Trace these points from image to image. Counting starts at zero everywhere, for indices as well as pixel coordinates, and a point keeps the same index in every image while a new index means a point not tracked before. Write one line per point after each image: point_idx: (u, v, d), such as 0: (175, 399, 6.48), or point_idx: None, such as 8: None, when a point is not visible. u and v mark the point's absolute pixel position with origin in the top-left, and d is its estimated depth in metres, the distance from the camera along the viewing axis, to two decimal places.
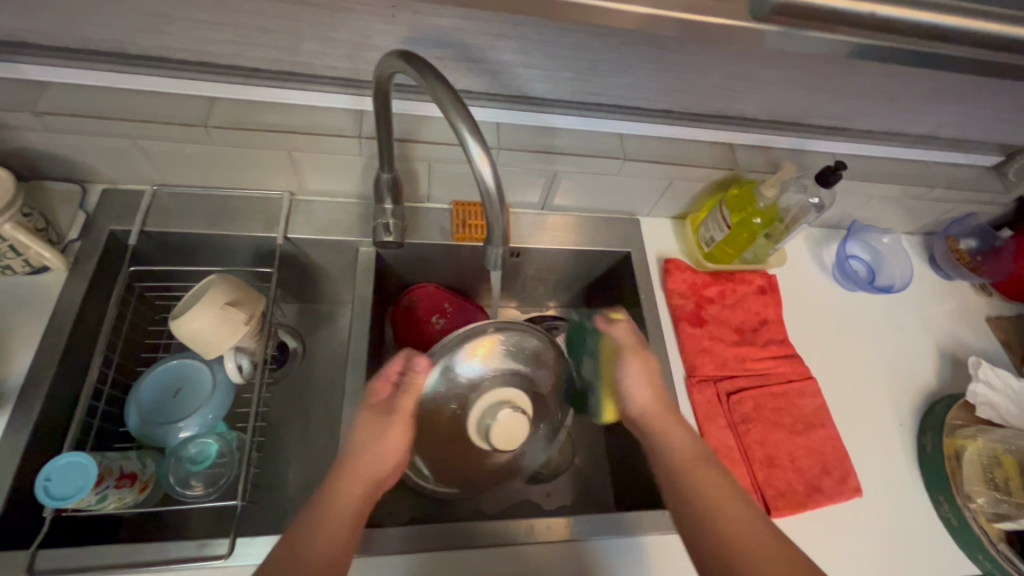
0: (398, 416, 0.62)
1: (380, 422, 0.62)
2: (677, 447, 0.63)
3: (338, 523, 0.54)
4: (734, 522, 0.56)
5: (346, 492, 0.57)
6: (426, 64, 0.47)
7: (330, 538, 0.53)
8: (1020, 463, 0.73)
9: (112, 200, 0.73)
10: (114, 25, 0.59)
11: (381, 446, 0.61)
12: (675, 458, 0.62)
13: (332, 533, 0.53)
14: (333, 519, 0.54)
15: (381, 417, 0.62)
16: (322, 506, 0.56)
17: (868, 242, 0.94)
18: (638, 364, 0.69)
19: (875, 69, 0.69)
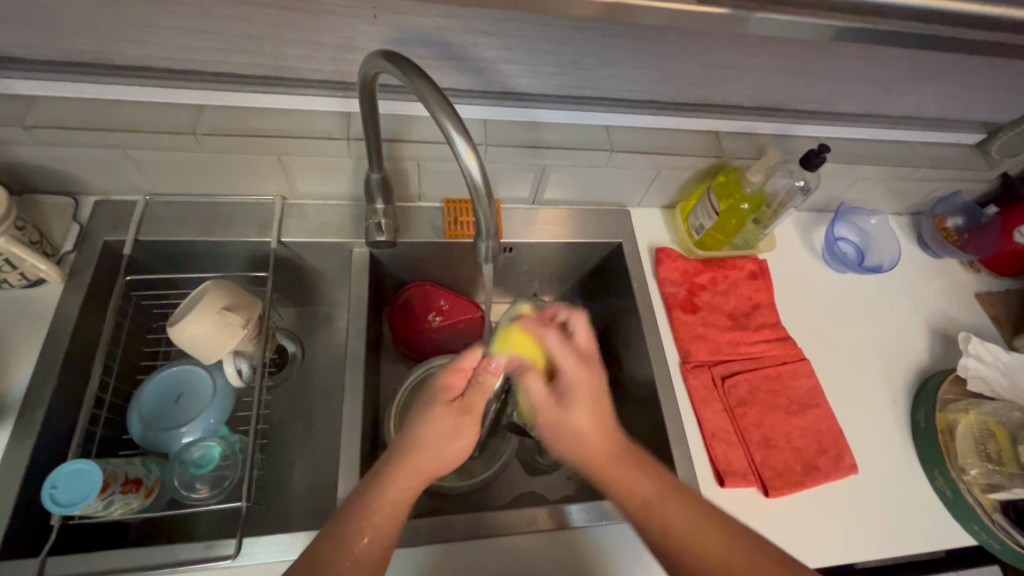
0: (471, 415, 0.61)
1: (451, 423, 0.60)
2: (631, 490, 0.59)
3: (384, 539, 0.54)
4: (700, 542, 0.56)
5: (390, 491, 0.56)
6: (409, 63, 0.47)
7: (367, 555, 0.53)
8: (1012, 434, 0.74)
9: (106, 211, 0.73)
10: (100, 37, 0.59)
11: (447, 445, 0.60)
12: (637, 501, 0.59)
13: (374, 547, 0.53)
14: (387, 516, 0.55)
15: (453, 416, 0.61)
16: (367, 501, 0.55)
17: (856, 223, 0.95)
18: (585, 410, 0.62)
19: (853, 52, 0.70)
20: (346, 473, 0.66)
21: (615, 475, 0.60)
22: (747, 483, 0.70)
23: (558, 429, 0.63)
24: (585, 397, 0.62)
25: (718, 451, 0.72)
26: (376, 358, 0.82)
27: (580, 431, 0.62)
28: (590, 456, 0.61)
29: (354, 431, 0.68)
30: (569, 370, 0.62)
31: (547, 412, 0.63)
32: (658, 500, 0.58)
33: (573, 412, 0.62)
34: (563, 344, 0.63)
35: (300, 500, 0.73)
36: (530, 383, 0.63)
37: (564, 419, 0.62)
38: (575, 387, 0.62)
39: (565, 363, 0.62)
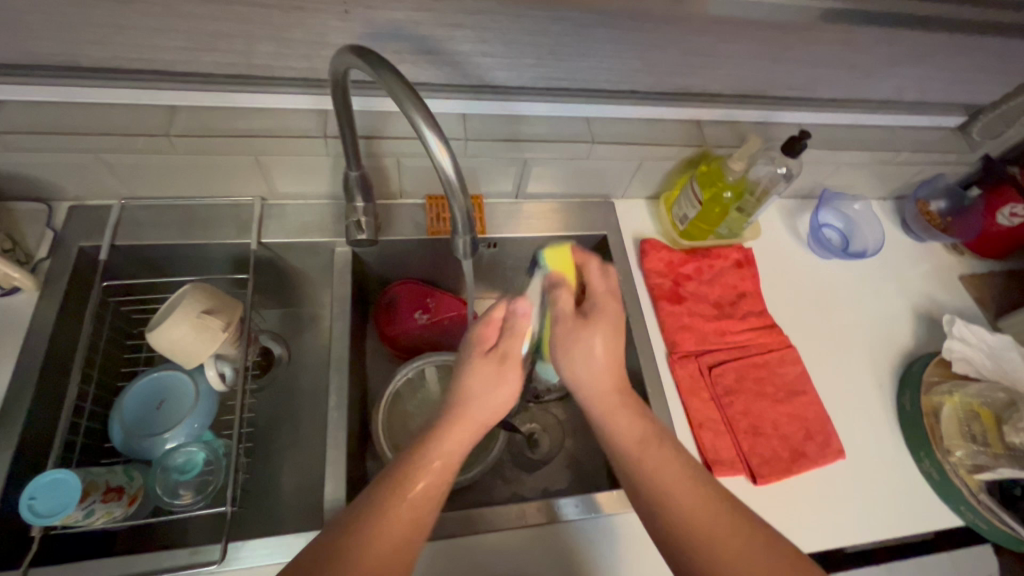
0: (513, 360, 0.59)
1: (493, 370, 0.59)
2: (629, 427, 0.58)
3: (437, 492, 0.53)
4: (708, 529, 0.53)
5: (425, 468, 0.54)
6: (379, 58, 0.46)
7: (418, 514, 0.52)
8: (996, 414, 0.75)
9: (80, 217, 0.72)
10: (66, 38, 0.58)
11: (489, 396, 0.58)
12: (630, 439, 0.58)
13: (425, 499, 0.52)
14: (439, 471, 0.54)
15: (498, 366, 0.59)
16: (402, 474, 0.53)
17: (839, 209, 0.95)
18: (603, 336, 0.59)
19: (832, 37, 0.70)
20: (333, 474, 0.65)
21: (615, 406, 0.59)
22: (734, 472, 0.71)
23: (575, 347, 0.59)
24: (608, 323, 0.59)
25: (706, 440, 0.72)
26: (362, 357, 0.81)
27: (596, 363, 0.59)
28: (597, 394, 0.59)
29: (340, 432, 0.68)
30: (597, 293, 0.61)
31: (569, 324, 0.59)
32: (665, 466, 0.56)
33: (592, 342, 0.59)
34: (603, 276, 0.62)
35: (289, 503, 0.73)
36: (560, 297, 0.60)
37: (583, 339, 0.59)
38: (603, 310, 0.60)
39: (597, 284, 0.61)
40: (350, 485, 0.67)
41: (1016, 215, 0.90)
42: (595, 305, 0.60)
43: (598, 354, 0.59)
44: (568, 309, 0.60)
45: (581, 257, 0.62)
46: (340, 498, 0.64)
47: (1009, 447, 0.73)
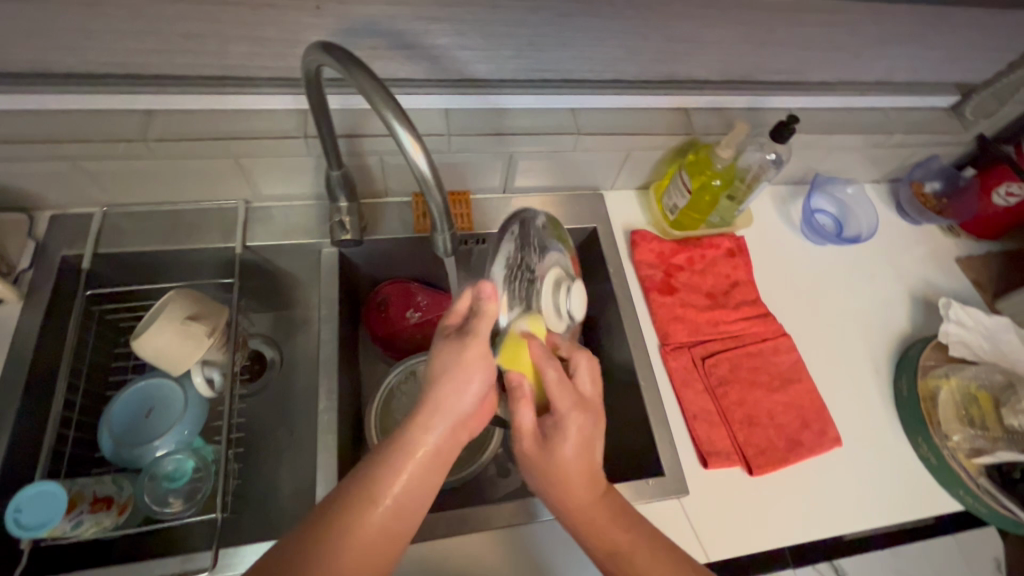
0: (478, 341, 0.52)
1: (457, 348, 0.53)
2: (611, 536, 0.56)
3: (422, 485, 0.51)
4: None
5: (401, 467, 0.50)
6: (349, 55, 0.45)
7: (398, 511, 0.50)
8: (994, 397, 0.75)
9: (62, 226, 0.71)
10: (34, 43, 0.57)
11: (463, 383, 0.53)
12: (604, 543, 0.56)
13: (399, 505, 0.50)
14: (421, 463, 0.51)
15: (459, 339, 0.53)
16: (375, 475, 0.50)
17: (833, 193, 0.94)
18: (574, 453, 0.56)
19: (816, 17, 0.69)
20: (324, 477, 0.65)
21: (591, 509, 0.57)
22: (730, 463, 0.70)
23: (541, 469, 0.56)
24: (576, 436, 0.56)
25: (700, 432, 0.72)
26: (353, 358, 0.81)
27: (565, 469, 0.56)
28: (570, 502, 0.56)
29: (330, 434, 0.67)
30: (562, 409, 0.56)
31: (532, 444, 0.56)
32: (650, 560, 0.55)
33: (560, 453, 0.56)
34: (579, 384, 0.59)
35: (281, 507, 0.72)
36: (522, 411, 0.55)
37: (548, 454, 0.56)
38: (566, 422, 0.56)
39: (560, 399, 0.56)
40: (342, 488, 0.67)
41: (1013, 194, 0.89)
42: (557, 419, 0.56)
43: (570, 470, 0.56)
44: (528, 421, 0.56)
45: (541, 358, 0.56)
46: None
47: (1007, 429, 0.72)
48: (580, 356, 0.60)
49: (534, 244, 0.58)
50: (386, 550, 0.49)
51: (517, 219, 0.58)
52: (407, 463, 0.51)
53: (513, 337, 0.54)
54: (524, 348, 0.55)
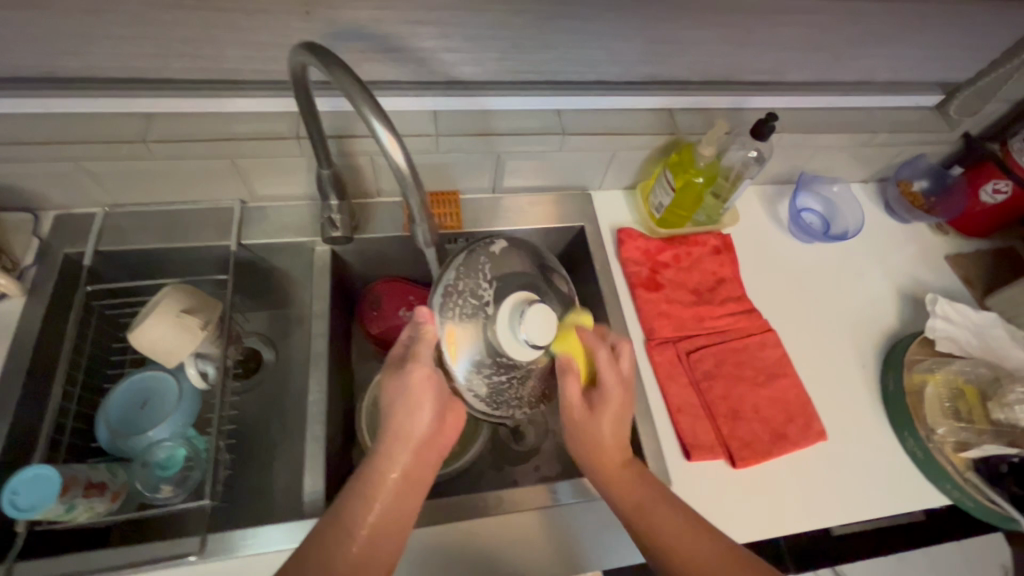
0: (418, 364, 0.58)
1: (400, 377, 0.58)
2: (630, 492, 0.60)
3: (396, 508, 0.55)
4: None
5: (373, 492, 0.55)
6: (331, 55, 0.48)
7: (377, 535, 0.53)
8: (980, 391, 0.76)
9: (66, 225, 0.74)
10: (39, 49, 0.60)
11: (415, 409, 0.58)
12: (630, 505, 0.59)
13: (378, 528, 0.54)
14: (391, 486, 0.56)
15: (400, 370, 0.59)
16: (347, 505, 0.54)
17: (819, 192, 0.96)
18: (612, 417, 0.62)
19: (792, 18, 0.70)
20: (311, 467, 0.66)
21: (620, 473, 0.61)
22: (713, 456, 0.70)
23: (581, 431, 0.62)
24: (614, 406, 0.62)
25: (684, 425, 0.72)
26: (345, 354, 0.82)
27: (598, 436, 0.62)
28: (602, 459, 0.62)
29: (319, 425, 0.69)
30: (608, 386, 0.62)
31: (578, 414, 0.62)
32: (664, 517, 0.57)
33: (600, 415, 0.62)
34: (617, 363, 0.63)
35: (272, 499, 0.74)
36: (569, 384, 0.62)
37: (591, 418, 0.62)
38: (609, 399, 0.62)
39: (606, 374, 0.62)
40: (330, 479, 0.68)
41: (1000, 191, 0.89)
42: (599, 396, 0.62)
43: (604, 430, 0.62)
44: (574, 395, 0.62)
45: (592, 344, 0.63)
46: (319, 492, 0.65)
47: (993, 423, 0.73)
48: (625, 345, 0.65)
49: (482, 271, 0.59)
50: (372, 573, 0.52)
51: (469, 248, 0.60)
52: (375, 487, 0.55)
53: (564, 326, 0.63)
54: (574, 336, 0.63)
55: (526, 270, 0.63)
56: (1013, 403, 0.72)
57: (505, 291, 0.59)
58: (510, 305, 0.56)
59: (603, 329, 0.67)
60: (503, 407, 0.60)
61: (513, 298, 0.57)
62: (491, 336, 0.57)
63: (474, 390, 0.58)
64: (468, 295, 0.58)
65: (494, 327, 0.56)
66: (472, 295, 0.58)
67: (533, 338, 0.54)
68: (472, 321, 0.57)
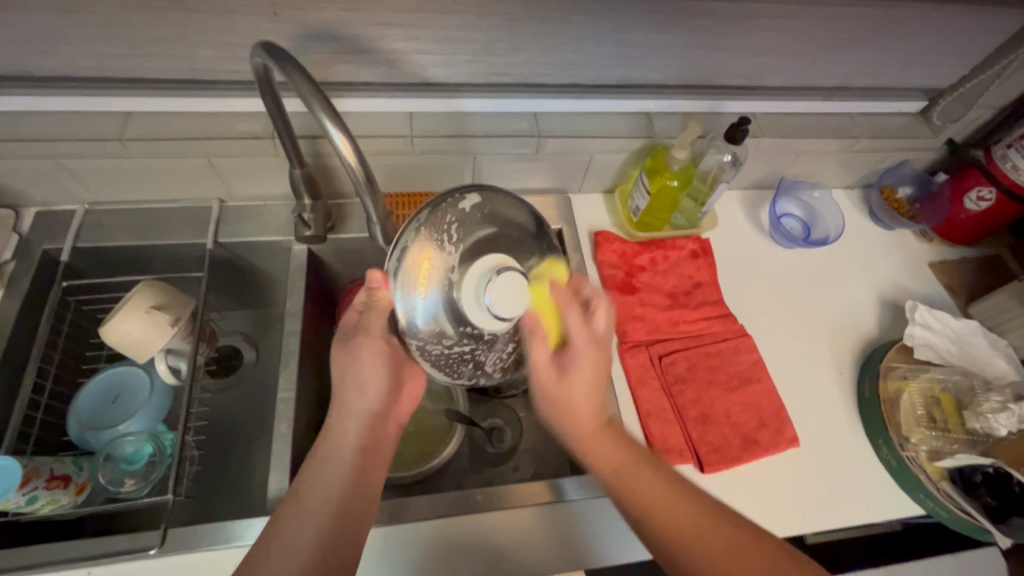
0: (370, 337, 0.59)
1: (354, 351, 0.59)
2: (609, 454, 0.61)
3: (352, 484, 0.56)
4: (700, 539, 0.55)
5: (326, 473, 0.56)
6: (288, 57, 0.48)
7: (334, 512, 0.54)
8: (956, 399, 0.75)
9: (46, 222, 0.75)
10: (15, 49, 0.62)
11: (365, 387, 0.59)
12: (612, 462, 0.61)
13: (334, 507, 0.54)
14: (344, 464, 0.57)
15: (352, 345, 0.59)
16: (302, 488, 0.55)
17: (800, 197, 0.95)
18: (583, 384, 0.63)
19: (764, 23, 0.70)
20: (277, 465, 0.66)
21: (595, 434, 0.63)
22: (682, 460, 0.70)
23: (551, 397, 0.63)
24: (586, 371, 0.63)
25: (654, 429, 0.72)
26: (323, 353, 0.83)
27: (574, 399, 0.63)
28: (577, 425, 0.63)
29: (286, 423, 0.69)
30: (578, 349, 0.63)
31: (549, 379, 0.63)
32: (642, 479, 0.59)
33: (569, 381, 0.63)
34: (584, 326, 0.63)
35: (242, 496, 0.74)
36: (536, 348, 0.61)
37: (560, 384, 0.63)
38: (579, 364, 0.63)
39: (577, 338, 0.62)
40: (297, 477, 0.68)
41: (984, 199, 0.88)
42: (571, 357, 0.63)
43: (576, 397, 0.63)
44: (544, 358, 0.62)
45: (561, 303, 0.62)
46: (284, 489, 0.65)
47: (969, 432, 0.73)
48: (598, 300, 0.63)
49: (451, 223, 0.54)
50: (331, 551, 0.52)
51: (431, 204, 0.54)
52: (328, 469, 0.56)
53: (537, 279, 0.61)
54: (545, 296, 0.62)
55: (498, 219, 0.57)
56: (988, 411, 0.71)
57: (473, 255, 0.54)
58: (478, 269, 0.51)
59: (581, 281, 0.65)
60: (462, 374, 0.57)
61: (482, 262, 0.51)
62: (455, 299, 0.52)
63: (428, 357, 0.55)
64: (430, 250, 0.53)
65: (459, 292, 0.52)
66: (438, 259, 0.53)
67: (499, 309, 0.49)
68: (436, 272, 0.53)
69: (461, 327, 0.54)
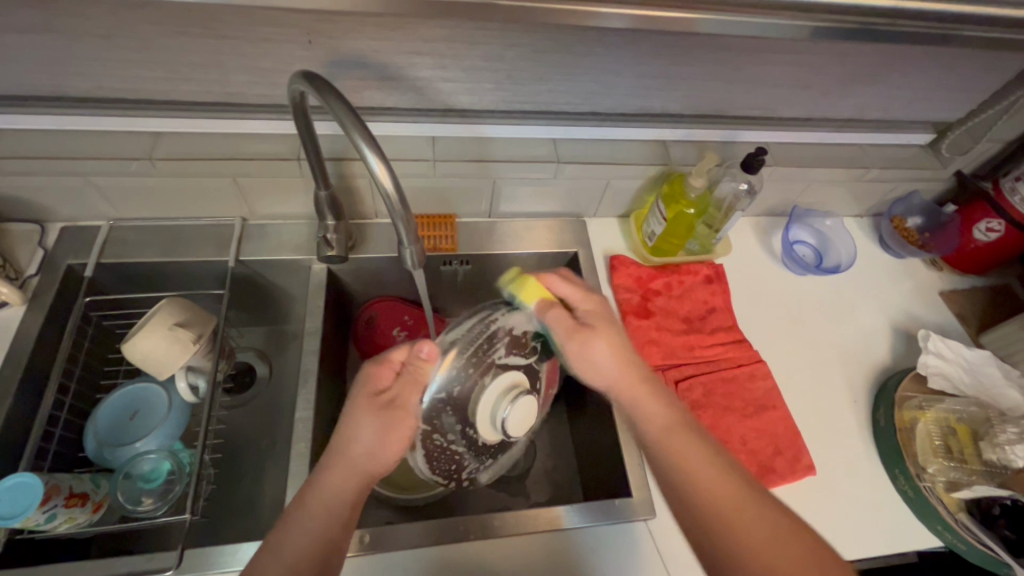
0: (405, 412, 0.60)
1: (383, 419, 0.59)
2: (653, 418, 0.63)
3: (327, 541, 0.54)
4: (756, 521, 0.54)
5: (302, 524, 0.54)
6: (328, 85, 0.50)
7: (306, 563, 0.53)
8: (972, 430, 0.75)
9: (70, 237, 0.76)
10: (53, 70, 0.63)
11: (378, 445, 0.59)
12: (655, 429, 0.62)
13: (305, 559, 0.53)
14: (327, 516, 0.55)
15: (383, 410, 0.59)
16: (287, 523, 0.55)
17: (811, 225, 0.96)
18: (609, 337, 0.65)
19: (781, 58, 0.72)
20: (295, 486, 0.66)
21: (637, 398, 0.64)
22: None
23: (588, 354, 0.65)
24: (604, 322, 0.66)
25: None
26: (339, 372, 0.83)
27: (607, 361, 0.65)
28: (621, 381, 0.64)
29: (303, 443, 0.69)
30: (591, 312, 0.66)
31: (581, 340, 0.64)
32: (686, 446, 0.60)
33: (601, 337, 0.65)
34: (576, 289, 0.68)
35: (257, 515, 0.74)
36: (556, 317, 0.65)
37: (593, 335, 0.65)
38: (597, 319, 0.66)
39: (583, 300, 0.67)
40: None
41: (993, 230, 0.89)
42: (584, 313, 0.66)
43: (608, 351, 0.65)
44: (565, 322, 0.65)
45: (541, 279, 0.68)
46: None
47: (985, 463, 0.73)
48: (564, 269, 0.71)
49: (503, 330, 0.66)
50: None
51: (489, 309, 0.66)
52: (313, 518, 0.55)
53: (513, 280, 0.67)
54: (529, 279, 0.67)
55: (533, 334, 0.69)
56: (1005, 443, 0.72)
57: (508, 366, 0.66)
58: (501, 384, 0.64)
59: (545, 260, 0.71)
60: (443, 471, 0.68)
61: (500, 379, 0.65)
62: (469, 408, 0.64)
63: (428, 447, 0.65)
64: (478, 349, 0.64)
65: (479, 397, 0.64)
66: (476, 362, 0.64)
67: (511, 420, 0.64)
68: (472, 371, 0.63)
69: (467, 427, 0.66)
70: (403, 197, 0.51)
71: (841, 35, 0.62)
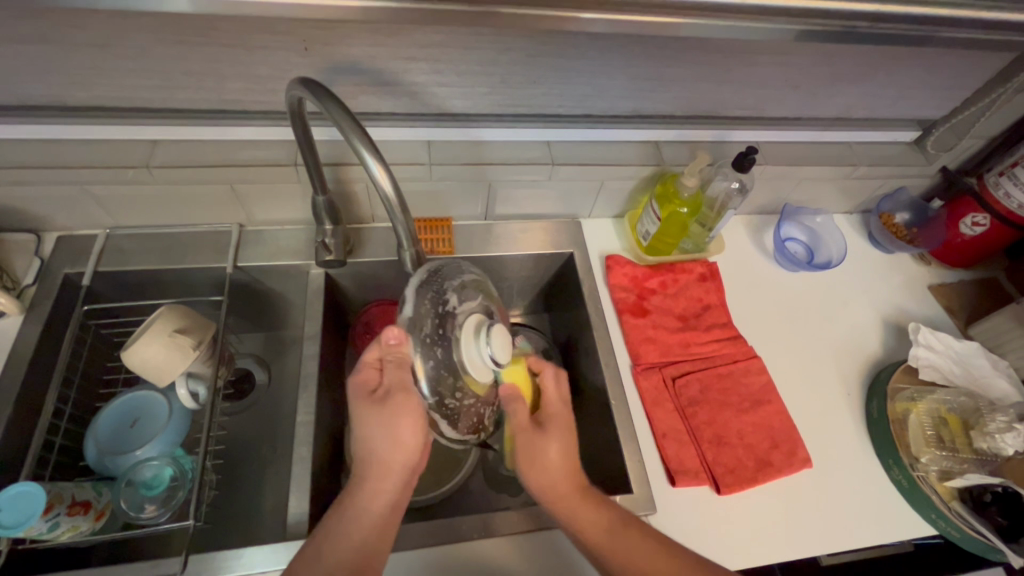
0: (407, 395, 0.57)
1: (386, 414, 0.57)
2: (595, 518, 0.60)
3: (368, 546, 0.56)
4: None
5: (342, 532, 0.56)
6: (325, 91, 0.50)
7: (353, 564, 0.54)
8: (963, 420, 0.77)
9: (67, 246, 0.76)
10: (50, 81, 0.63)
11: (396, 440, 0.58)
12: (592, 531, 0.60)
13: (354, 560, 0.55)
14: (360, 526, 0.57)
15: (382, 404, 0.58)
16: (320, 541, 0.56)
17: (803, 222, 0.98)
18: (558, 444, 0.63)
19: (770, 59, 0.73)
20: (297, 489, 0.66)
21: (576, 498, 0.61)
22: (698, 482, 0.71)
23: (532, 456, 0.62)
24: (562, 425, 0.64)
25: (669, 450, 0.73)
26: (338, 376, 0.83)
27: (552, 465, 0.62)
28: (557, 490, 0.62)
29: (305, 447, 0.69)
30: (557, 414, 0.65)
31: (530, 442, 0.63)
32: (627, 543, 0.59)
33: (550, 443, 0.63)
34: (557, 383, 0.67)
35: (258, 520, 0.74)
36: (516, 409, 0.63)
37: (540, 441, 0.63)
38: (559, 424, 0.64)
39: (554, 401, 0.66)
40: (316, 500, 0.68)
41: (978, 224, 0.91)
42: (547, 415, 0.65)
43: (551, 455, 0.62)
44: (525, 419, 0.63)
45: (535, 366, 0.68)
46: (304, 513, 0.65)
47: (977, 452, 0.74)
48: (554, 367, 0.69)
49: (451, 283, 0.61)
50: None
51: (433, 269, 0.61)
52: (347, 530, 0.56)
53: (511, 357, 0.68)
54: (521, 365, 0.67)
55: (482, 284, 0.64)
56: (995, 432, 0.73)
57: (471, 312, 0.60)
58: (469, 328, 0.58)
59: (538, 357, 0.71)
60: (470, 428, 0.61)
61: (467, 321, 0.58)
62: (457, 364, 0.58)
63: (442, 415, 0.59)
64: (436, 311, 0.58)
65: (462, 355, 0.57)
66: (441, 327, 0.58)
67: (499, 357, 0.57)
68: (442, 338, 0.58)
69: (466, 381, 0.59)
70: (406, 206, 0.53)
71: (828, 34, 0.63)
